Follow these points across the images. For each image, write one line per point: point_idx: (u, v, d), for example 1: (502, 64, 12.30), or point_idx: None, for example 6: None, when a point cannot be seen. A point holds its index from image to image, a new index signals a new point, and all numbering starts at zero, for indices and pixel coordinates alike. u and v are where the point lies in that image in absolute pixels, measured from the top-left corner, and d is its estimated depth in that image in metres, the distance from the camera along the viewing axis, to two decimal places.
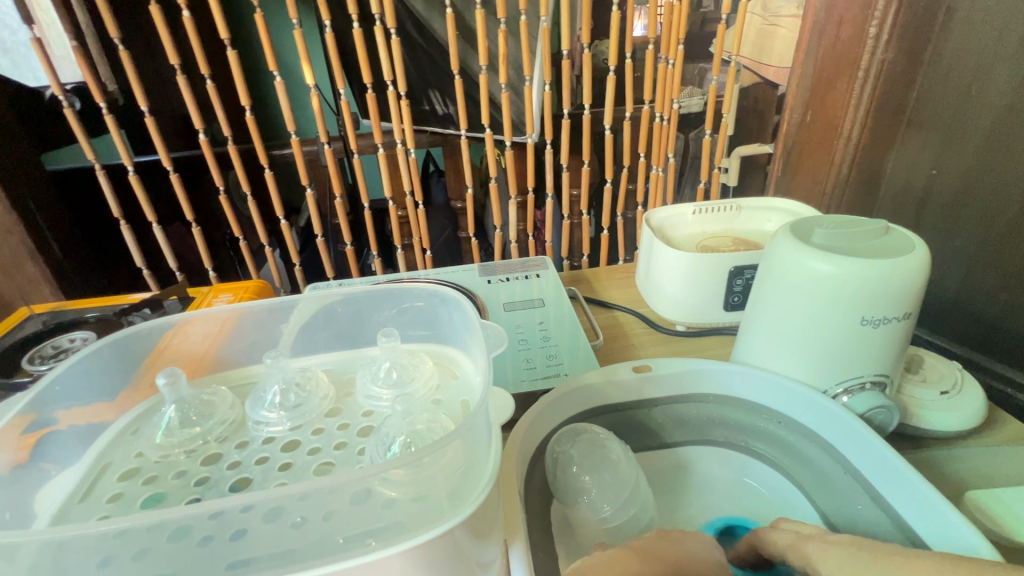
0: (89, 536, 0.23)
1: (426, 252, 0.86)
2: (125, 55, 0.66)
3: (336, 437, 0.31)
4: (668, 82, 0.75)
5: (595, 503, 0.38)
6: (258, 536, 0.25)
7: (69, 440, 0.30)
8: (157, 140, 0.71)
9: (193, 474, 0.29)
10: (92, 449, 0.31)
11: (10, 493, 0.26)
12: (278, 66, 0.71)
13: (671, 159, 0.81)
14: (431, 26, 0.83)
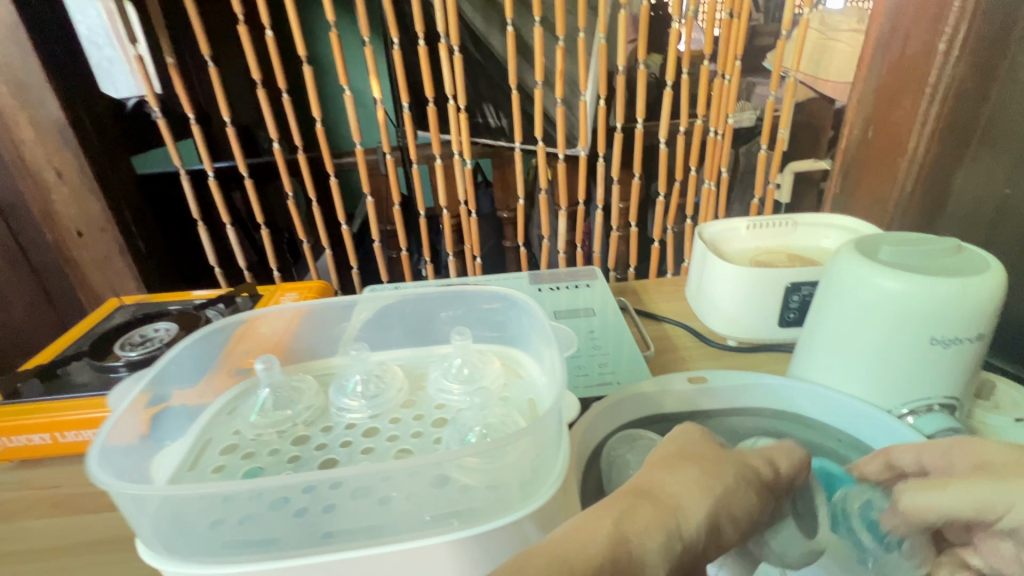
0: (206, 498, 0.26)
1: (476, 259, 0.89)
2: (214, 71, 0.72)
3: (413, 426, 0.33)
4: (724, 98, 0.75)
5: None
6: (347, 511, 0.28)
7: (177, 416, 0.34)
8: (236, 149, 0.76)
9: (285, 452, 0.32)
10: (196, 424, 0.34)
11: (135, 457, 0.29)
12: (349, 80, 0.75)
13: (724, 174, 0.81)
14: (489, 41, 0.86)
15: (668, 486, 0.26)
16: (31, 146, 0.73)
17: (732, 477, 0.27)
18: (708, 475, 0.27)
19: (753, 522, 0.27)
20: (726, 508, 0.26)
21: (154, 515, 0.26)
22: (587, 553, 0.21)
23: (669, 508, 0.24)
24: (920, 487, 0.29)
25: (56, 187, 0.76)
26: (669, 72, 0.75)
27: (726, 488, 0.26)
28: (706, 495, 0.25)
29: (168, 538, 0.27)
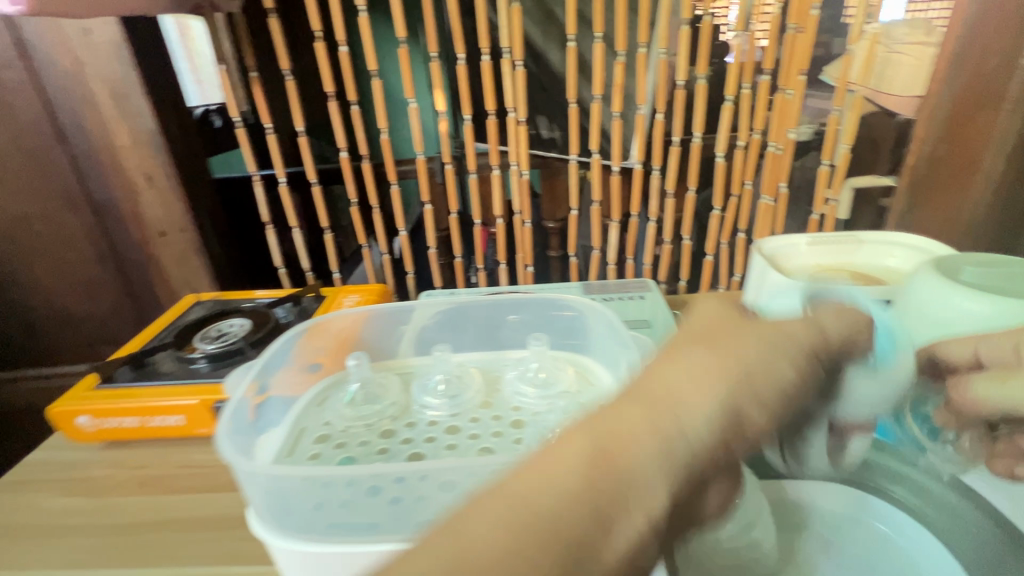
0: (310, 482, 0.29)
1: (529, 267, 0.90)
2: (292, 85, 0.77)
3: (492, 426, 0.35)
4: (785, 113, 0.74)
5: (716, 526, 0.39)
6: (435, 503, 0.30)
7: (276, 406, 0.37)
8: (307, 157, 0.80)
9: (374, 444, 0.34)
10: (291, 414, 0.37)
11: (244, 440, 0.32)
12: (414, 93, 0.78)
13: (782, 189, 0.80)
14: (547, 56, 0.89)
15: (643, 410, 0.23)
16: (126, 151, 0.79)
17: (757, 353, 0.26)
18: (686, 381, 0.24)
19: (789, 397, 0.26)
20: (718, 405, 0.24)
21: (267, 490, 0.29)
22: (537, 508, 0.20)
23: (673, 398, 0.24)
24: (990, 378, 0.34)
25: (145, 190, 0.82)
26: (729, 86, 0.75)
27: (748, 369, 0.25)
28: (722, 373, 0.25)
29: (277, 513, 0.30)
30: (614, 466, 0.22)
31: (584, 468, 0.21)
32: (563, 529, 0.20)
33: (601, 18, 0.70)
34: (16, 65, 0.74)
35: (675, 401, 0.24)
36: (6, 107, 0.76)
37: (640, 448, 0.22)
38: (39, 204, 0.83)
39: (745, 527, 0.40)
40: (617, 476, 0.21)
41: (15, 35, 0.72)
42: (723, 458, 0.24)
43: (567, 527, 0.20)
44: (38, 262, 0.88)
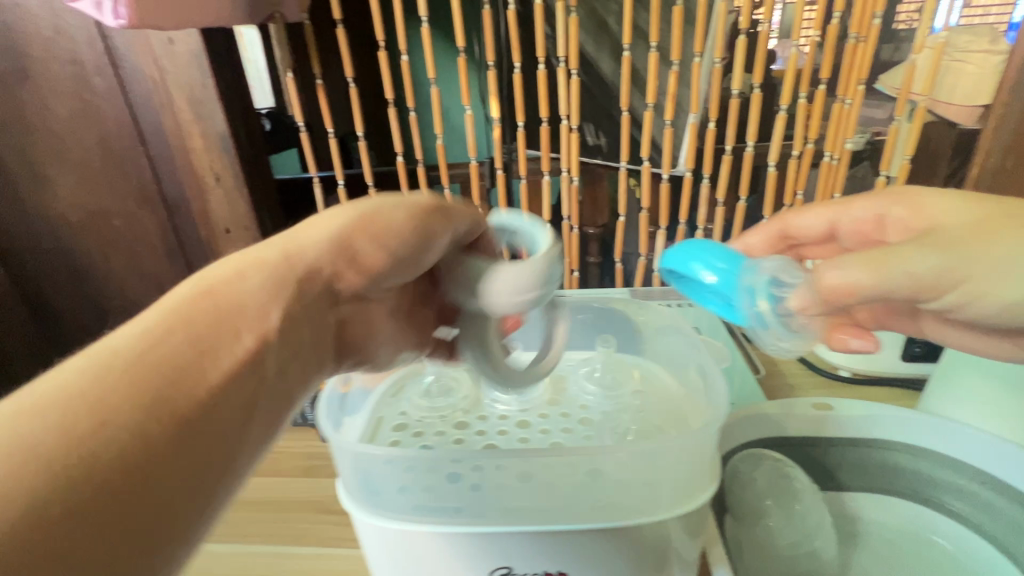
0: (399, 462, 0.31)
1: (574, 272, 0.89)
2: (354, 93, 0.80)
3: (561, 422, 0.38)
4: (842, 123, 0.73)
5: (775, 531, 0.40)
6: (511, 490, 0.32)
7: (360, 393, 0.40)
8: (366, 161, 0.83)
9: (450, 434, 0.37)
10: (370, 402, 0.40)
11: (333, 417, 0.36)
12: (471, 100, 0.79)
13: (836, 199, 0.78)
14: (599, 65, 0.89)
15: (235, 271, 0.29)
16: (198, 154, 0.82)
17: (386, 200, 0.33)
18: (317, 229, 0.32)
19: (408, 235, 0.33)
20: (316, 241, 0.32)
21: (359, 472, 0.32)
22: (123, 345, 0.24)
23: (300, 235, 0.32)
24: (851, 266, 0.33)
25: (213, 190, 0.84)
26: (787, 94, 0.73)
27: (370, 210, 0.33)
28: (334, 221, 0.32)
29: (367, 496, 0.33)
30: (221, 301, 0.27)
31: (182, 311, 0.26)
32: (149, 359, 0.24)
33: (659, 28, 0.70)
34: (105, 72, 0.77)
35: (299, 244, 0.31)
36: (93, 110, 0.80)
37: (245, 286, 0.28)
38: (118, 202, 0.86)
39: (804, 538, 0.41)
40: (215, 311, 0.27)
41: (106, 44, 0.76)
42: (328, 286, 0.32)
43: (154, 349, 0.25)
44: (114, 257, 0.91)
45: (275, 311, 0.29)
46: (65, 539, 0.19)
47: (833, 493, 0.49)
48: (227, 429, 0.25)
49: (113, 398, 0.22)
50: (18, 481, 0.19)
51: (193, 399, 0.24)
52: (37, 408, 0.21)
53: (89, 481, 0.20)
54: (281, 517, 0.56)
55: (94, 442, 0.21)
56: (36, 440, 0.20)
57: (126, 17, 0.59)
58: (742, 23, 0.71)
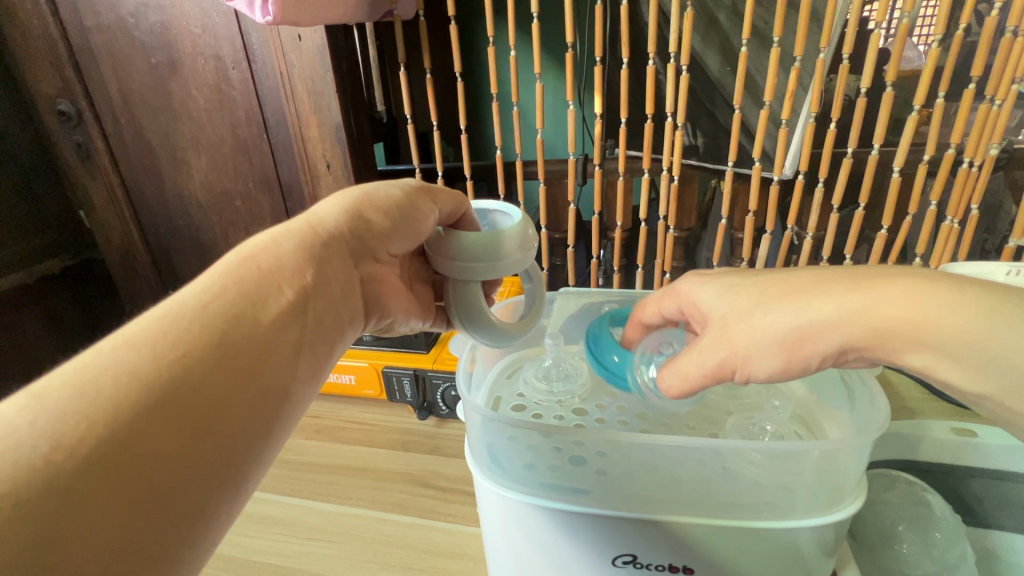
0: (531, 438, 0.33)
1: (666, 274, 0.85)
2: (460, 86, 0.82)
3: (682, 418, 0.41)
4: (989, 127, 0.65)
5: (907, 559, 0.41)
6: (636, 479, 0.32)
7: (484, 372, 0.44)
8: (466, 153, 0.85)
9: (569, 418, 0.41)
10: (490, 379, 0.44)
11: (465, 383, 0.40)
12: (575, 95, 0.78)
13: (973, 211, 0.70)
14: (705, 61, 0.85)
15: (274, 240, 0.33)
16: (313, 143, 0.83)
17: (383, 182, 0.40)
18: (335, 204, 0.37)
19: (404, 205, 0.39)
20: (362, 204, 0.38)
21: (487, 444, 0.34)
22: (188, 301, 0.28)
23: (320, 207, 0.37)
24: (676, 370, 0.35)
25: (324, 177, 0.85)
26: (924, 94, 0.66)
27: (370, 192, 0.39)
28: (345, 199, 0.38)
29: (492, 468, 0.35)
30: (267, 262, 0.31)
31: (231, 274, 0.30)
32: (209, 311, 0.27)
33: (781, 23, 0.66)
34: (242, 66, 0.80)
35: (323, 215, 0.37)
36: (228, 100, 0.83)
37: (285, 247, 0.33)
38: (242, 183, 0.89)
39: (944, 570, 0.41)
40: (260, 272, 0.31)
41: (244, 41, 0.79)
42: (353, 247, 0.37)
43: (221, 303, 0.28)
44: (234, 234, 0.94)
45: (312, 272, 0.33)
46: (149, 458, 0.22)
47: (979, 533, 0.46)
48: (279, 369, 0.28)
49: (183, 340, 0.26)
50: (113, 409, 0.22)
51: (249, 344, 0.27)
52: (114, 354, 0.24)
53: (165, 408, 0.23)
54: (381, 485, 0.59)
55: (166, 378, 0.24)
56: (120, 366, 0.24)
57: (272, 14, 0.63)
58: (877, 18, 0.65)
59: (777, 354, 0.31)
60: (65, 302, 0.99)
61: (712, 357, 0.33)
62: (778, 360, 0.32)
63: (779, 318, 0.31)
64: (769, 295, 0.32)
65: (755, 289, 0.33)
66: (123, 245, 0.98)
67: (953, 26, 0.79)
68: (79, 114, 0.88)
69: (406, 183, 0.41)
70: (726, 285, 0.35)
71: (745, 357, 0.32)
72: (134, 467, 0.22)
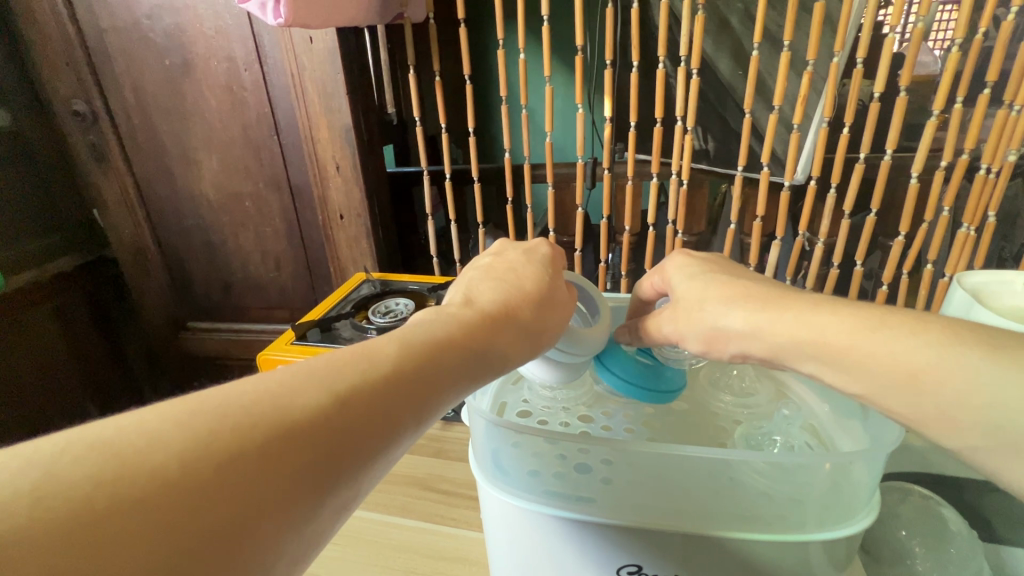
0: (539, 445, 0.32)
1: None
2: (469, 88, 0.81)
3: (692, 428, 0.40)
4: (1006, 134, 0.63)
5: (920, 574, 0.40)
6: (640, 488, 0.32)
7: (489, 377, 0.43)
8: (474, 155, 0.84)
9: (575, 425, 0.40)
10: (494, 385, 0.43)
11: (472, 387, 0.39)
12: (584, 98, 0.77)
13: (990, 218, 0.68)
14: (716, 65, 0.85)
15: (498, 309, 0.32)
16: (323, 146, 0.83)
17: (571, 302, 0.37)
18: (543, 299, 0.35)
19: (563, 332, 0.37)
20: (555, 313, 0.35)
21: (491, 449, 0.34)
22: (429, 336, 0.28)
23: (528, 294, 0.34)
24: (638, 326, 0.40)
25: (333, 179, 0.85)
26: (942, 99, 0.65)
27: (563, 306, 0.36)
28: (546, 296, 0.35)
29: (498, 475, 0.34)
30: (492, 332, 0.30)
31: (466, 331, 0.29)
32: (447, 357, 0.27)
33: (793, 27, 0.65)
34: (254, 68, 0.81)
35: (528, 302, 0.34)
36: (239, 102, 0.84)
37: (506, 326, 0.32)
38: (252, 184, 0.90)
39: None
40: (485, 339, 0.30)
41: (256, 42, 0.79)
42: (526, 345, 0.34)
43: (456, 353, 0.28)
44: (244, 234, 0.94)
45: (476, 332, 0.30)
46: (318, 509, 0.21)
47: (992, 547, 0.43)
48: (434, 421, 0.26)
49: (423, 377, 0.25)
50: (357, 422, 0.22)
51: (420, 390, 0.25)
52: (354, 375, 0.23)
53: (340, 456, 0.21)
54: (386, 487, 0.59)
55: (346, 421, 0.22)
56: (374, 381, 0.24)
57: (284, 15, 0.63)
58: (892, 21, 0.64)
59: (698, 342, 0.35)
60: (77, 299, 1.01)
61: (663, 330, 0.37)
62: (699, 345, 0.35)
63: (721, 311, 0.34)
64: (715, 292, 0.35)
65: (712, 282, 0.36)
66: (134, 245, 0.99)
67: (972, 29, 0.79)
68: (94, 114, 0.90)
69: (561, 279, 0.38)
70: (693, 271, 0.38)
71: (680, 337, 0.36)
72: (305, 517, 0.20)
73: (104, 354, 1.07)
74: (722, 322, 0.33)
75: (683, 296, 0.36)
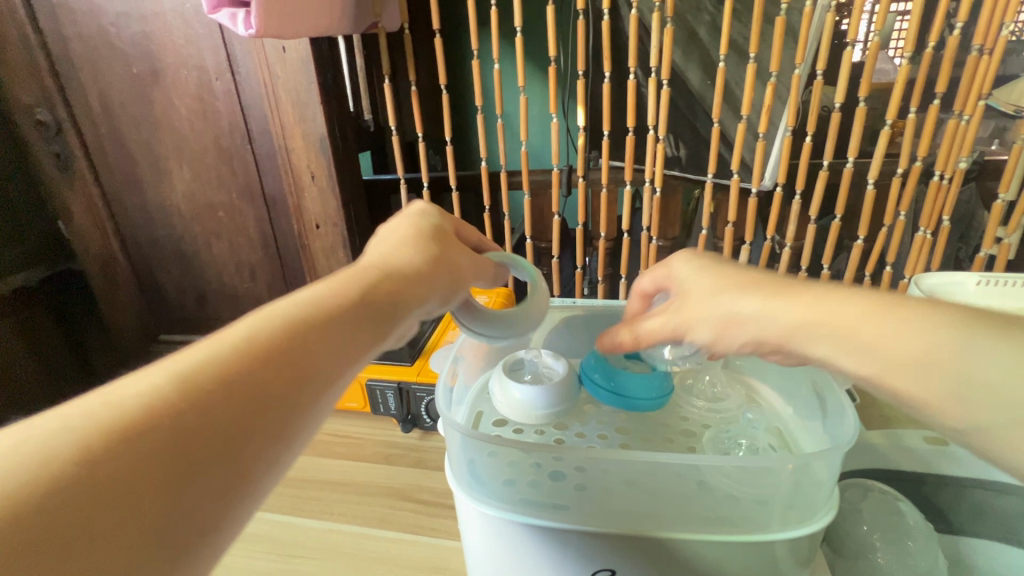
0: (514, 454, 0.33)
1: None
2: (445, 96, 0.81)
3: (664, 433, 0.41)
4: (957, 142, 0.67)
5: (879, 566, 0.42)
6: (613, 494, 0.33)
7: (464, 388, 0.44)
8: (450, 163, 0.84)
9: (550, 434, 0.41)
10: (470, 396, 0.44)
11: (447, 397, 0.40)
12: (558, 107, 0.78)
13: (945, 222, 0.72)
14: (685, 74, 0.87)
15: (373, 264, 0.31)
16: (297, 154, 0.83)
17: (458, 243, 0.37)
18: (423, 245, 0.34)
19: (461, 271, 0.36)
20: (444, 254, 0.34)
21: (467, 460, 0.35)
22: (294, 303, 0.26)
23: (401, 246, 0.33)
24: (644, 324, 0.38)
25: (308, 188, 0.85)
26: (897, 108, 0.68)
27: (449, 247, 0.35)
28: (423, 244, 0.34)
29: (473, 484, 0.35)
30: (372, 284, 0.29)
31: (338, 289, 0.28)
32: (317, 314, 0.26)
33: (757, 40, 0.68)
34: (225, 77, 0.80)
35: (407, 252, 0.33)
36: (211, 111, 0.83)
37: (383, 275, 0.30)
38: (224, 194, 0.88)
39: None
40: (364, 292, 0.28)
41: (227, 51, 0.79)
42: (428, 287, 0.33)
43: (326, 308, 0.26)
44: (217, 245, 0.93)
45: (355, 287, 0.29)
46: (177, 487, 0.19)
47: (951, 539, 0.46)
48: (319, 372, 0.24)
49: (287, 338, 0.24)
50: (210, 390, 0.21)
51: (284, 349, 0.24)
52: (202, 351, 0.22)
53: (198, 430, 0.20)
54: (366, 499, 0.59)
55: (189, 395, 0.20)
56: (230, 352, 0.22)
57: (255, 27, 0.63)
58: (850, 34, 0.66)
59: (712, 327, 0.34)
60: (41, 315, 0.98)
61: (670, 320, 0.36)
62: (709, 332, 0.34)
63: (735, 299, 0.33)
64: (729, 278, 0.35)
65: (727, 272, 0.35)
66: (101, 257, 0.96)
67: (924, 40, 0.83)
68: (58, 124, 0.87)
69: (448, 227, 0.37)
70: (705, 263, 0.37)
71: (690, 325, 0.35)
72: (168, 503, 0.18)
73: (72, 371, 1.04)
74: (731, 313, 0.33)
75: (693, 288, 0.36)
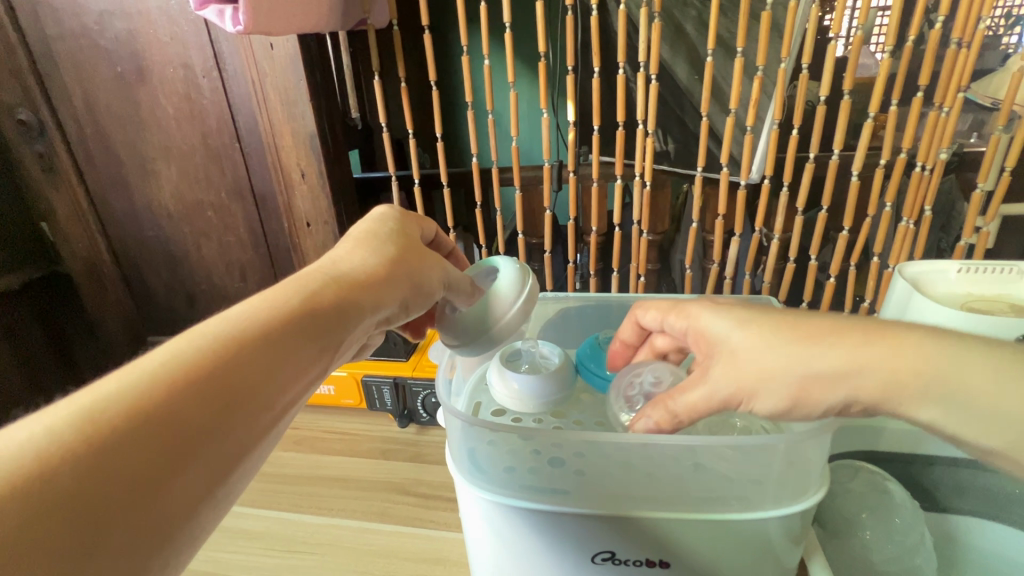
0: (514, 441, 0.33)
1: (641, 277, 0.85)
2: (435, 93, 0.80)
3: None
4: (938, 134, 0.68)
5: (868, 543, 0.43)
6: (612, 477, 0.33)
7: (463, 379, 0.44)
8: (442, 158, 0.84)
9: (549, 421, 0.42)
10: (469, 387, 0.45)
11: (447, 387, 0.41)
12: (549, 102, 0.78)
13: (927, 212, 0.73)
14: (673, 69, 0.88)
15: (319, 277, 0.33)
16: (287, 152, 0.82)
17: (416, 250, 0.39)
18: (374, 255, 0.36)
19: (417, 274, 0.38)
20: (396, 262, 0.36)
21: (468, 449, 0.35)
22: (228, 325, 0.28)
23: (350, 260, 0.35)
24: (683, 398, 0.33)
25: (299, 186, 0.84)
26: (879, 101, 0.69)
27: (403, 254, 0.37)
28: (375, 255, 0.36)
29: (474, 472, 0.35)
30: (308, 304, 0.31)
31: (273, 310, 0.30)
32: (246, 334, 0.28)
33: (744, 34, 0.68)
34: (212, 75, 0.79)
35: (356, 265, 0.35)
36: (199, 109, 0.82)
37: (324, 292, 0.32)
38: (213, 193, 0.88)
39: (905, 552, 0.43)
40: (298, 312, 0.30)
41: (214, 48, 0.78)
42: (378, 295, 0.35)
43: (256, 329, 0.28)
44: (207, 245, 0.92)
45: (290, 304, 0.30)
46: (98, 498, 0.20)
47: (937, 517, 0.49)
48: (243, 394, 0.26)
49: (215, 360, 0.26)
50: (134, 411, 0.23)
51: (211, 372, 0.25)
52: (132, 374, 0.24)
53: (119, 447, 0.21)
54: (364, 493, 0.59)
55: (114, 413, 0.22)
56: (157, 376, 0.24)
57: (244, 24, 0.62)
58: (834, 28, 0.68)
59: (787, 393, 0.30)
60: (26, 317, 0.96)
61: (719, 389, 0.32)
62: (783, 401, 0.31)
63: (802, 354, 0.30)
64: (785, 333, 0.31)
65: (768, 322, 0.32)
66: (87, 258, 0.95)
67: (905, 35, 0.85)
68: (41, 123, 0.86)
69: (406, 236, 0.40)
70: (739, 314, 0.33)
71: (750, 393, 0.31)
72: (86, 514, 0.20)
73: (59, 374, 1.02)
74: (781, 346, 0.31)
75: (741, 348, 0.32)
